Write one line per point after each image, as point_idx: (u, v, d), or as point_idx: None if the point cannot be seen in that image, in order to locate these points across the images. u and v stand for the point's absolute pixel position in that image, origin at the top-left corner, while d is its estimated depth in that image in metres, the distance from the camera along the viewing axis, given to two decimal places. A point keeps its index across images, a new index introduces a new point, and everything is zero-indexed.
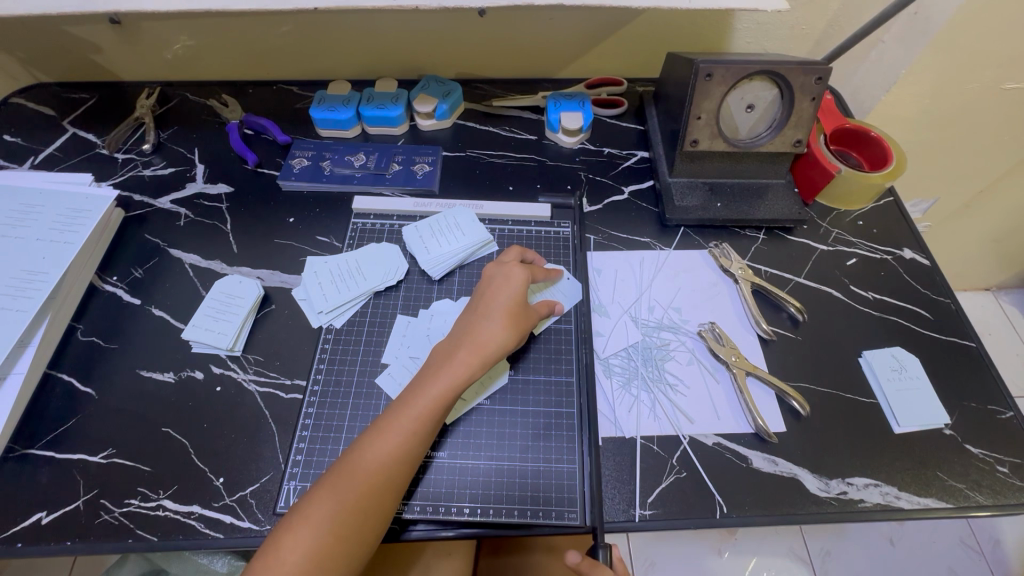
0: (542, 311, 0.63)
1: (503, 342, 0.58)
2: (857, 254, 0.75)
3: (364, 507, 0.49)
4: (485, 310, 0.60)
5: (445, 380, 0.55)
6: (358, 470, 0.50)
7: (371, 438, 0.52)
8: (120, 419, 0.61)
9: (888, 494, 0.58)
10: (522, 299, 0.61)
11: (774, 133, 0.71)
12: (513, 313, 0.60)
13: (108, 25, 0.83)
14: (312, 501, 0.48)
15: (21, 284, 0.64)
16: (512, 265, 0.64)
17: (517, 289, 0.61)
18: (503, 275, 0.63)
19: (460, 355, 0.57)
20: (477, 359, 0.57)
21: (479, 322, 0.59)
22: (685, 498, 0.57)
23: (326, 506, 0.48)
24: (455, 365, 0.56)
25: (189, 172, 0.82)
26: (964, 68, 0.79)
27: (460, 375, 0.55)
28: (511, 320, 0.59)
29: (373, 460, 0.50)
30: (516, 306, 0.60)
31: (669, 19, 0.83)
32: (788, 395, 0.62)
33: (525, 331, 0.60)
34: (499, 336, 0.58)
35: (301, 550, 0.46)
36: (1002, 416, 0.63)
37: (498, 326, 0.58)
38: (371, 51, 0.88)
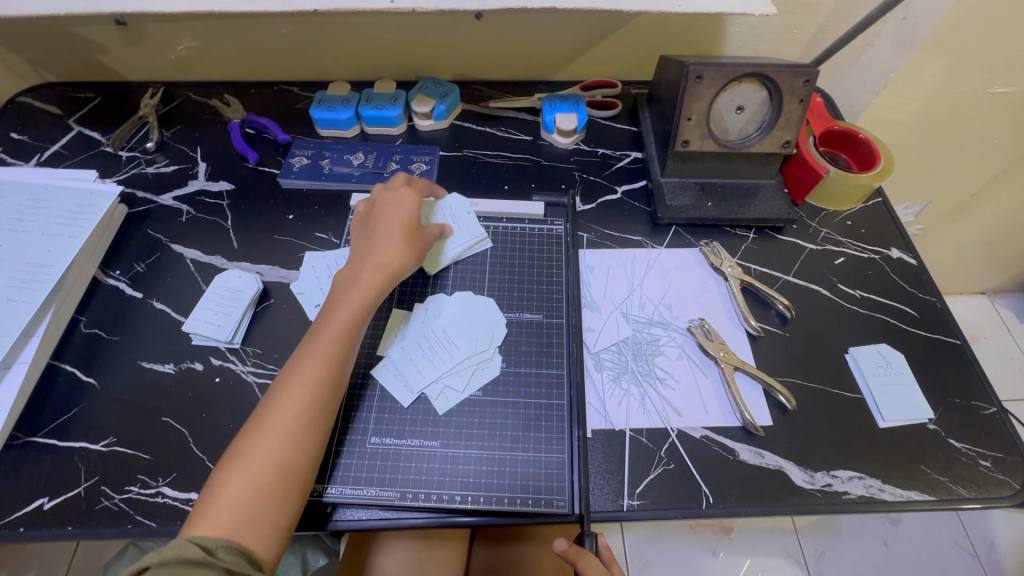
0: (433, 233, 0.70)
1: (402, 256, 0.64)
2: (846, 253, 0.76)
3: (298, 430, 0.51)
4: (380, 233, 0.66)
5: (352, 293, 0.60)
6: (282, 403, 0.52)
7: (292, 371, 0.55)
8: (122, 409, 0.63)
9: (872, 487, 0.59)
10: (412, 218, 0.68)
11: (764, 133, 0.72)
12: (406, 233, 0.66)
13: (114, 26, 0.85)
14: (247, 440, 0.51)
15: (26, 277, 0.66)
16: (400, 192, 0.70)
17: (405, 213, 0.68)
18: (385, 208, 0.68)
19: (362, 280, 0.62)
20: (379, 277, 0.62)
21: (375, 244, 0.65)
22: (672, 489, 0.58)
23: (265, 437, 0.50)
24: (361, 287, 0.61)
25: (192, 170, 0.84)
26: (953, 72, 0.80)
27: (369, 294, 0.61)
28: (406, 240, 0.66)
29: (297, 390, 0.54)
30: (403, 227, 0.66)
31: (662, 23, 0.84)
32: (774, 389, 0.63)
33: (422, 247, 0.67)
34: (397, 253, 0.64)
35: (245, 482, 0.48)
36: (985, 412, 0.64)
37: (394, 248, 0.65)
38: (371, 53, 0.89)
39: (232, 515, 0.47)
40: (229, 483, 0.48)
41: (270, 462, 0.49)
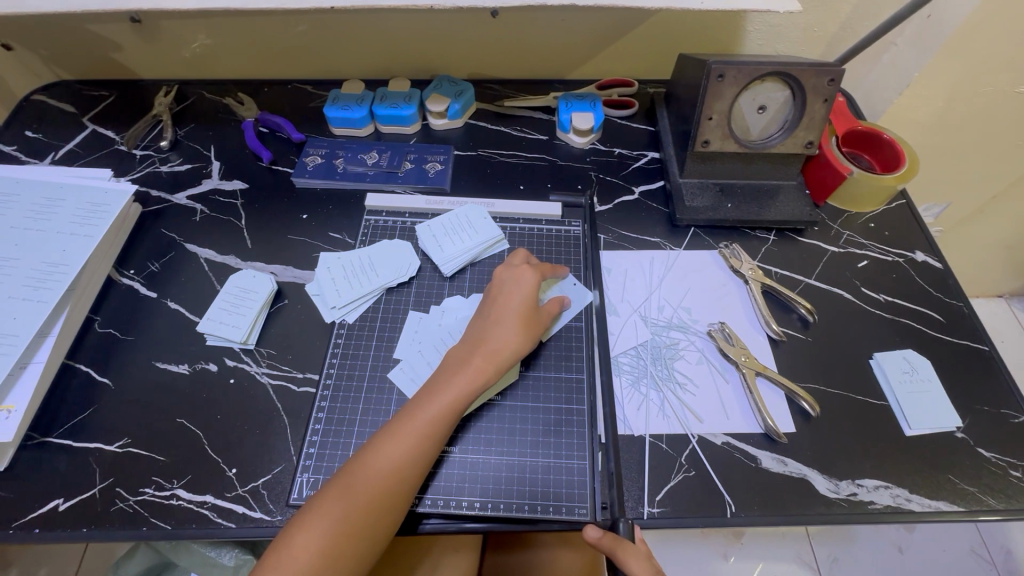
0: (552, 310, 0.65)
1: (527, 343, 0.61)
2: (869, 256, 0.75)
3: (397, 483, 0.51)
4: (506, 306, 0.62)
5: (481, 359, 0.58)
6: (385, 456, 0.52)
7: (399, 424, 0.54)
8: (136, 410, 0.62)
9: (899, 497, 0.57)
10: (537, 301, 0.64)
11: (786, 133, 0.71)
12: (532, 313, 0.62)
13: (129, 23, 0.84)
14: (347, 478, 0.51)
15: (41, 276, 0.66)
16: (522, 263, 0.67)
17: (528, 294, 0.63)
18: (514, 279, 0.64)
19: (479, 357, 0.58)
20: (492, 359, 0.58)
21: (515, 296, 0.63)
22: (694, 497, 0.57)
23: (364, 483, 0.51)
24: (493, 341, 0.59)
25: (205, 169, 0.83)
26: (979, 71, 0.79)
27: (501, 359, 0.59)
28: (532, 321, 0.62)
29: (386, 464, 0.52)
30: (532, 308, 0.62)
31: (680, 20, 0.83)
32: (797, 395, 0.62)
33: (541, 331, 0.63)
34: (518, 334, 0.60)
35: (335, 522, 0.49)
36: (1015, 420, 0.62)
37: (513, 333, 0.60)
38: (385, 51, 0.89)
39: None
40: (308, 536, 0.48)
41: (364, 509, 0.50)
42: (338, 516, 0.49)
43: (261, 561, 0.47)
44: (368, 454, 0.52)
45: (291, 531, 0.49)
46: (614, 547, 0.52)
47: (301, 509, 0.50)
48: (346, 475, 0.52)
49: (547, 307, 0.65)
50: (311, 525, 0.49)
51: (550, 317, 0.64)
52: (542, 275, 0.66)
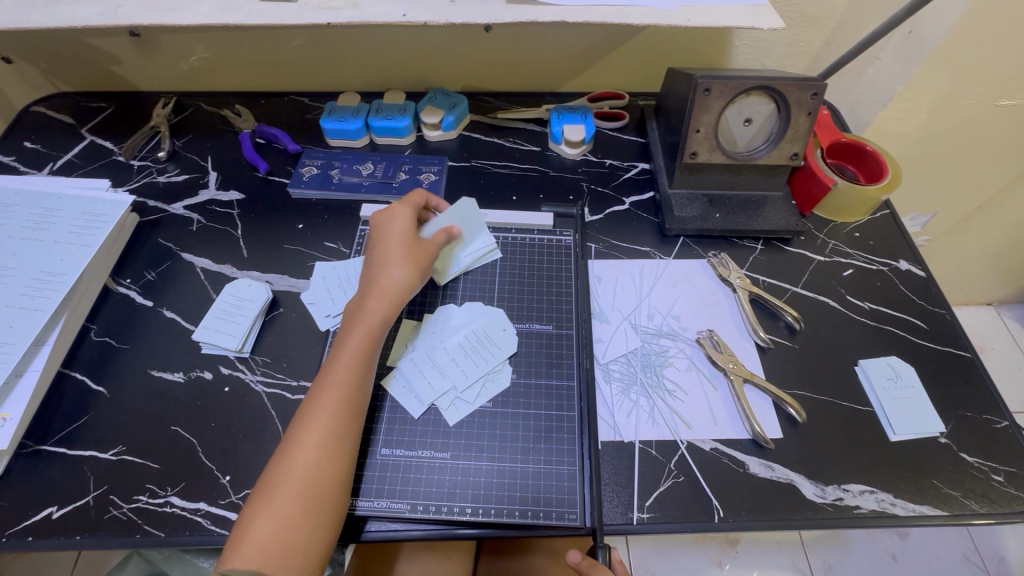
0: (439, 240, 0.69)
1: (408, 276, 0.63)
2: (854, 265, 0.76)
3: (334, 439, 0.53)
4: (386, 257, 0.64)
5: (362, 331, 0.59)
6: (298, 454, 0.51)
7: (302, 421, 0.54)
8: (131, 418, 0.63)
9: (884, 501, 0.58)
10: (412, 233, 0.67)
11: (771, 146, 0.73)
12: (409, 252, 0.65)
13: (128, 37, 0.86)
14: (272, 480, 0.50)
15: (38, 285, 0.66)
16: (392, 208, 0.69)
17: (407, 230, 0.67)
18: (390, 220, 0.68)
19: (376, 301, 0.61)
20: (390, 297, 0.62)
21: (380, 267, 0.64)
22: (683, 502, 0.58)
23: (287, 482, 0.50)
24: (367, 314, 0.60)
25: (202, 179, 0.84)
26: (959, 85, 0.81)
27: (376, 324, 0.60)
28: (410, 258, 0.65)
29: (321, 419, 0.53)
30: (412, 239, 0.66)
31: (669, 36, 0.85)
32: (784, 402, 0.63)
33: (427, 265, 0.66)
34: (402, 273, 0.63)
35: (271, 528, 0.48)
36: (997, 425, 0.63)
37: (400, 269, 0.63)
38: (380, 64, 0.90)
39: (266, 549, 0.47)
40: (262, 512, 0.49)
41: (294, 507, 0.49)
42: (270, 523, 0.48)
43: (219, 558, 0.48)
44: (279, 459, 0.52)
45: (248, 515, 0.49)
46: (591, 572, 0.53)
47: (236, 526, 0.49)
48: (264, 486, 0.51)
49: (432, 239, 0.69)
50: (279, 485, 0.50)
51: (435, 246, 0.68)
52: (410, 211, 0.69)
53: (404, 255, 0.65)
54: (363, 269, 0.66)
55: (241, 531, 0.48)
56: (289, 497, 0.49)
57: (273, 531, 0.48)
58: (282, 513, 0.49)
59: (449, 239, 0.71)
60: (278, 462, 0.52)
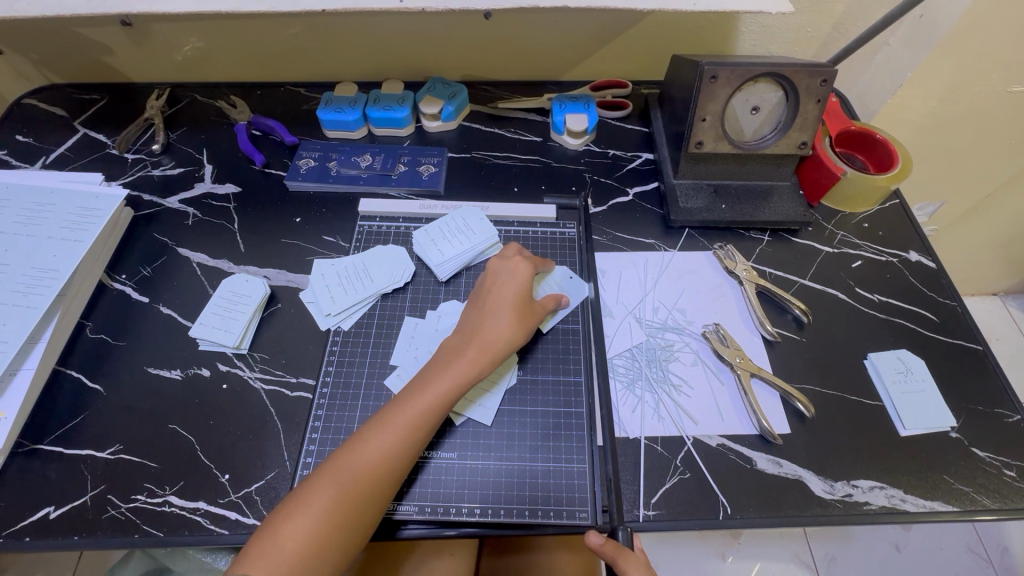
0: (548, 307, 0.65)
1: (511, 338, 0.60)
2: (863, 256, 0.75)
3: (392, 468, 0.52)
4: (492, 307, 0.61)
5: (450, 379, 0.56)
6: (347, 470, 0.50)
7: (359, 439, 0.53)
8: (128, 415, 0.62)
9: (894, 497, 0.57)
10: (527, 294, 0.63)
11: (779, 134, 0.71)
12: (521, 309, 0.61)
13: (120, 26, 0.84)
14: (313, 490, 0.49)
15: (32, 282, 0.65)
16: (515, 260, 0.65)
17: (523, 286, 0.63)
18: (509, 269, 0.65)
19: (474, 351, 0.58)
20: (487, 355, 0.58)
21: (486, 319, 0.61)
22: (689, 499, 0.57)
23: (328, 496, 0.49)
24: (462, 362, 0.57)
25: (198, 172, 0.83)
26: (971, 72, 0.79)
27: (467, 375, 0.57)
28: (519, 317, 0.61)
29: (383, 445, 0.52)
30: (525, 298, 0.62)
31: (673, 22, 0.83)
32: (793, 397, 0.62)
33: (532, 326, 0.62)
34: (509, 332, 0.60)
35: (303, 536, 0.47)
36: (1009, 420, 0.62)
37: (507, 324, 0.60)
38: (378, 53, 0.88)
39: (292, 561, 0.46)
40: (296, 520, 0.48)
41: (330, 523, 0.48)
42: (300, 532, 0.47)
43: (245, 552, 0.47)
44: (328, 471, 0.50)
45: (279, 517, 0.48)
46: (616, 556, 0.52)
47: (263, 528, 0.48)
48: (304, 490, 0.50)
49: (542, 302, 0.65)
50: (318, 492, 0.49)
51: (545, 312, 0.65)
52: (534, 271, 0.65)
53: (514, 313, 0.61)
54: (478, 290, 0.65)
55: (268, 535, 0.47)
56: (326, 511, 0.48)
57: (303, 541, 0.47)
58: (317, 521, 0.48)
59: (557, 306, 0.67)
60: (325, 469, 0.51)
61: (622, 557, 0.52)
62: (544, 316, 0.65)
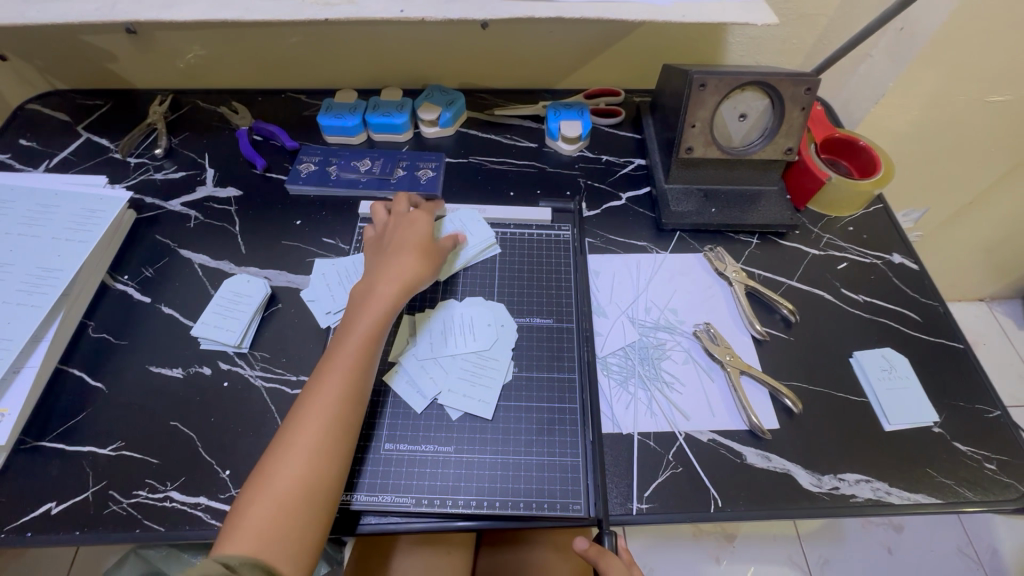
0: (449, 245, 0.69)
1: (416, 274, 0.63)
2: (848, 258, 0.77)
3: (338, 415, 0.53)
4: (393, 251, 0.64)
5: (366, 322, 0.58)
6: (298, 435, 0.51)
7: (301, 403, 0.53)
8: (129, 413, 0.63)
9: (879, 490, 0.59)
10: (424, 235, 0.67)
11: (766, 141, 0.74)
12: (420, 248, 0.65)
13: (125, 34, 0.86)
14: (273, 458, 0.50)
15: (35, 282, 0.66)
16: (410, 212, 0.70)
17: (417, 231, 0.67)
18: (405, 219, 0.69)
19: (380, 291, 0.61)
20: (396, 287, 0.61)
21: (388, 262, 0.63)
22: (681, 493, 0.58)
23: (286, 459, 0.50)
24: (374, 304, 0.60)
25: (200, 176, 0.84)
26: (950, 82, 0.82)
27: (383, 311, 0.59)
28: (420, 253, 0.64)
29: (323, 402, 0.53)
30: (424, 239, 0.66)
31: (665, 32, 0.86)
32: (780, 392, 0.64)
33: (437, 263, 0.66)
34: (411, 266, 0.63)
35: (272, 504, 0.47)
36: (990, 415, 0.64)
37: (405, 261, 0.63)
38: (377, 61, 0.91)
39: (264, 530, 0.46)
40: (263, 491, 0.48)
41: (294, 481, 0.49)
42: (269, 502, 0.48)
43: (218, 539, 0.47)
44: (281, 442, 0.51)
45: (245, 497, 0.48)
46: (599, 559, 0.54)
47: (230, 515, 0.48)
48: (263, 466, 0.50)
49: (442, 243, 0.69)
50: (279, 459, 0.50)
51: (446, 250, 0.69)
52: (430, 219, 0.70)
53: (394, 284, 0.61)
54: (375, 246, 0.67)
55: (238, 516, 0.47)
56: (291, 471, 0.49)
57: (273, 509, 0.47)
58: (285, 485, 0.49)
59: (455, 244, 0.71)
60: (280, 437, 0.52)
61: (604, 559, 0.54)
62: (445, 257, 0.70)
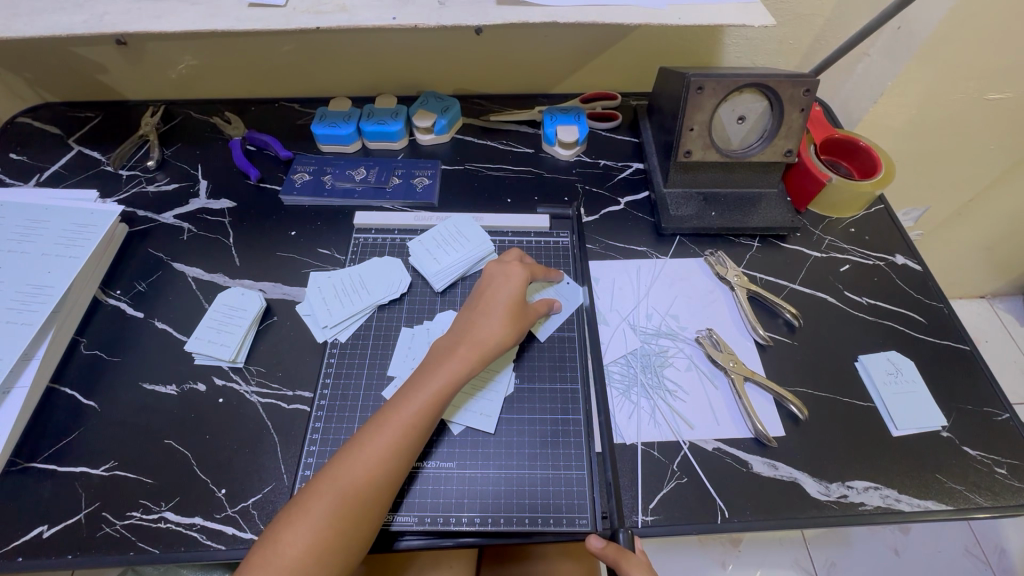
0: (541, 310, 0.66)
1: (503, 340, 0.60)
2: (850, 260, 0.76)
3: (386, 471, 0.51)
4: (487, 308, 0.62)
5: (442, 380, 0.56)
6: (344, 479, 0.50)
7: (356, 445, 0.52)
8: (123, 432, 0.62)
9: (888, 497, 0.58)
10: (522, 296, 0.63)
11: (765, 143, 0.73)
12: (514, 311, 0.62)
13: (115, 46, 0.85)
14: (314, 495, 0.49)
15: (26, 299, 0.65)
16: (511, 264, 0.66)
17: (516, 289, 0.63)
18: (505, 271, 0.65)
19: (465, 350, 0.59)
20: (478, 354, 0.59)
21: (479, 319, 0.61)
22: (688, 504, 0.57)
23: (325, 502, 0.49)
24: (453, 363, 0.58)
25: (193, 188, 0.83)
26: (949, 80, 0.81)
27: (458, 374, 0.57)
28: (511, 318, 0.61)
29: (376, 450, 0.52)
30: (520, 301, 0.63)
31: (660, 35, 0.85)
32: (786, 399, 0.62)
33: (524, 329, 0.63)
34: (500, 332, 0.60)
35: (303, 544, 0.47)
36: (998, 418, 0.63)
37: (497, 325, 0.60)
38: (370, 69, 0.90)
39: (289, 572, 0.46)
40: (295, 529, 0.48)
41: (327, 528, 0.48)
42: (299, 541, 0.47)
43: (245, 561, 0.46)
44: (326, 478, 0.50)
45: (278, 527, 0.48)
46: (618, 558, 0.51)
47: (261, 540, 0.48)
48: (302, 499, 0.50)
49: (535, 306, 0.65)
50: (317, 498, 0.49)
51: (537, 315, 0.65)
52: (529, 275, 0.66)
53: (473, 347, 0.59)
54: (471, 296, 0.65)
55: (270, 542, 0.47)
56: (326, 520, 0.48)
57: (302, 547, 0.47)
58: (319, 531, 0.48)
59: (550, 310, 0.67)
60: (326, 472, 0.51)
61: (623, 559, 0.51)
62: (536, 320, 0.66)
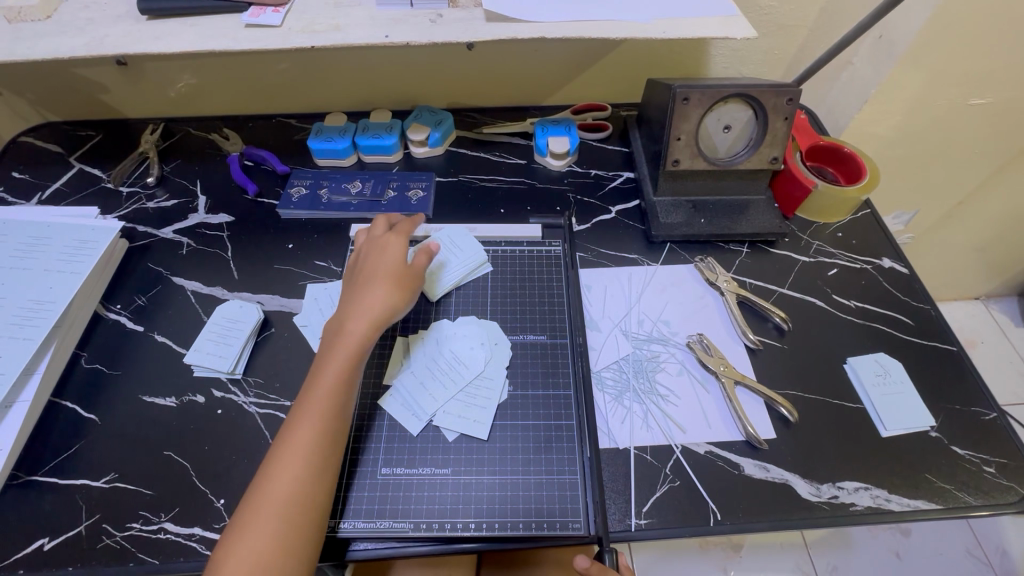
0: (421, 263, 0.67)
1: (393, 303, 0.62)
2: (838, 264, 0.77)
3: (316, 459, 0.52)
4: (368, 279, 0.63)
5: (341, 355, 0.57)
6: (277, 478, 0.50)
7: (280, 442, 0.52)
8: (123, 444, 0.63)
9: (879, 497, 0.59)
10: (402, 261, 0.65)
11: (751, 150, 0.74)
12: (397, 274, 0.64)
13: (115, 66, 0.87)
14: (253, 505, 0.49)
15: (27, 315, 0.66)
16: (386, 235, 0.68)
17: (396, 257, 0.65)
18: (373, 248, 0.67)
19: (357, 320, 0.60)
20: (372, 318, 0.60)
21: (363, 291, 0.62)
22: (680, 507, 0.58)
23: (268, 505, 0.49)
24: (350, 336, 0.58)
25: (192, 203, 0.85)
26: (931, 87, 0.83)
27: (358, 344, 0.58)
28: (395, 281, 0.63)
29: (298, 441, 0.52)
30: (399, 265, 0.65)
31: (648, 48, 0.87)
32: (776, 402, 0.63)
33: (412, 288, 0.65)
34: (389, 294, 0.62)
35: (253, 552, 0.47)
36: (986, 418, 0.64)
37: (383, 289, 0.62)
38: (366, 84, 0.92)
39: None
40: (243, 540, 0.47)
41: (277, 525, 0.48)
42: (252, 549, 0.47)
43: None
44: (260, 485, 0.50)
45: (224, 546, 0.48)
46: None
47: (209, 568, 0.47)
48: (242, 512, 0.49)
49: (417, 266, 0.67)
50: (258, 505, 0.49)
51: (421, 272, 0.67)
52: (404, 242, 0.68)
53: (366, 317, 0.60)
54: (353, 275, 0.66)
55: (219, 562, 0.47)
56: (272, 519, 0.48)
57: (255, 554, 0.47)
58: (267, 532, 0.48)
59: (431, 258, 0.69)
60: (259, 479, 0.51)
61: None
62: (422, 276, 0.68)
